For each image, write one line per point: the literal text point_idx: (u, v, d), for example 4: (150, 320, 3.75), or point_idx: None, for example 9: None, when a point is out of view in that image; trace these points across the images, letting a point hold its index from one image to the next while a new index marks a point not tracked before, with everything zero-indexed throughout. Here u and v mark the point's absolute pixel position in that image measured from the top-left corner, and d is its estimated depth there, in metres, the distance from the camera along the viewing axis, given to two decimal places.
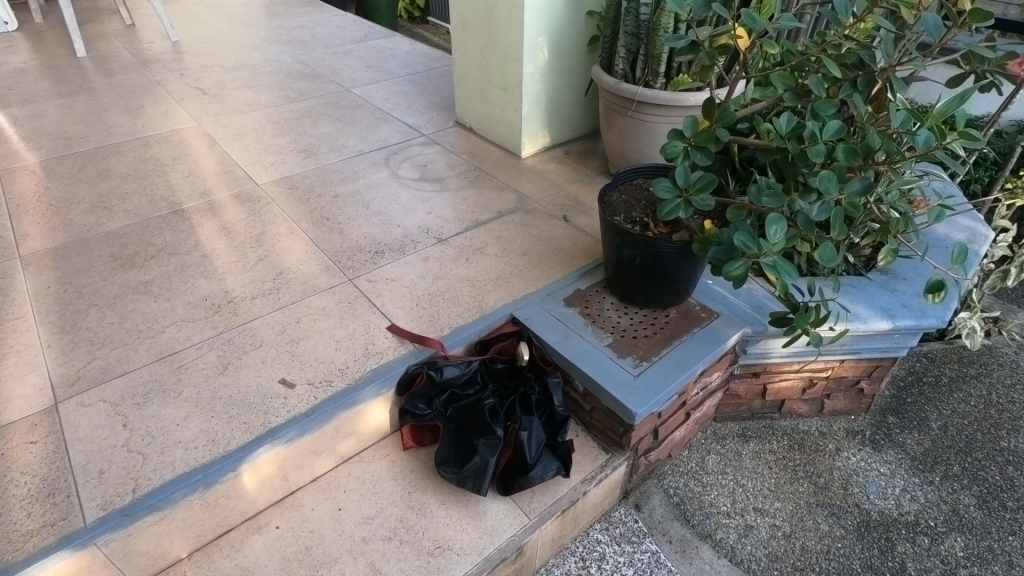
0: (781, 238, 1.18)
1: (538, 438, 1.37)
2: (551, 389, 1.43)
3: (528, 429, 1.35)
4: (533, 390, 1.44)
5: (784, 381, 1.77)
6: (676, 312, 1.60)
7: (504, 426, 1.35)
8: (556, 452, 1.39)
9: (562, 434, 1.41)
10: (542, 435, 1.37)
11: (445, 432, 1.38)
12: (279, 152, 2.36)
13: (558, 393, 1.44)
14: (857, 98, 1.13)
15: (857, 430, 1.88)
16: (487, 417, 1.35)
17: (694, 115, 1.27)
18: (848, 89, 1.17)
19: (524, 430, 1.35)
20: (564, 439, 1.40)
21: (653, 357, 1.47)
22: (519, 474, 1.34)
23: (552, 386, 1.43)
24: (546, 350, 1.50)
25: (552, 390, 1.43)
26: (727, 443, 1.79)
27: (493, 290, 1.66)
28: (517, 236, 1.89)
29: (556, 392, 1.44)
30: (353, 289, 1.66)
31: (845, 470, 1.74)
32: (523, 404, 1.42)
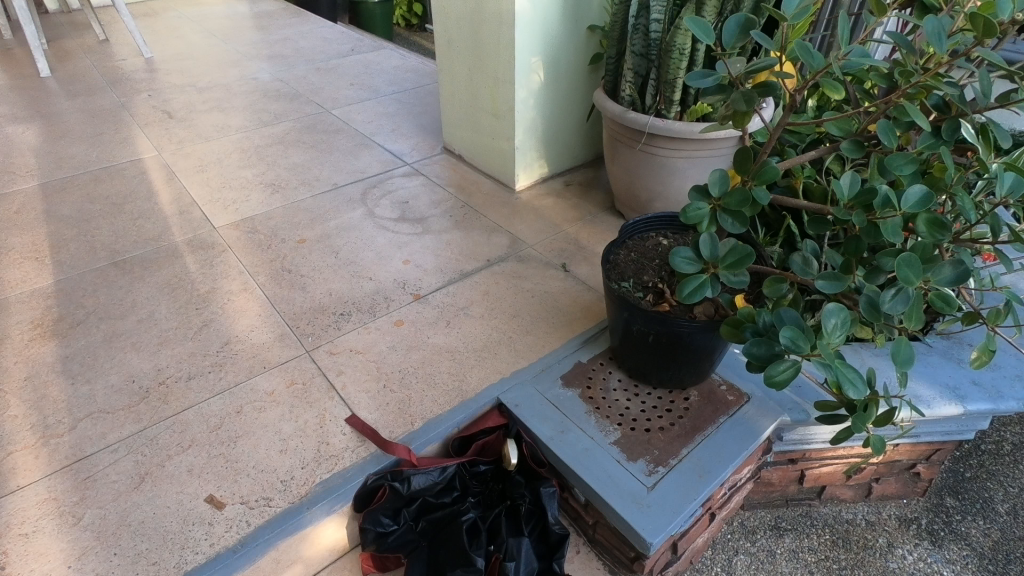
0: (842, 334, 0.89)
1: (527, 567, 1.11)
2: (544, 500, 1.17)
3: (515, 561, 1.09)
4: (522, 500, 1.18)
5: (826, 466, 1.48)
6: (696, 395, 1.32)
7: (486, 556, 1.10)
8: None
9: (558, 557, 1.14)
10: (532, 564, 1.12)
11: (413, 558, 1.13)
12: (243, 188, 2.10)
13: (554, 503, 1.18)
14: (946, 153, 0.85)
15: (910, 518, 1.59)
16: (465, 542, 1.10)
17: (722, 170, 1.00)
18: (928, 138, 0.89)
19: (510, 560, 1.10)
20: (560, 565, 1.14)
21: (670, 460, 1.18)
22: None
23: (545, 496, 1.17)
24: (539, 447, 1.24)
25: (547, 502, 1.17)
26: (757, 539, 1.51)
27: (477, 366, 1.39)
28: (506, 292, 1.62)
29: (549, 503, 1.17)
30: (310, 365, 1.40)
31: (900, 575, 1.46)
32: (510, 519, 1.17)
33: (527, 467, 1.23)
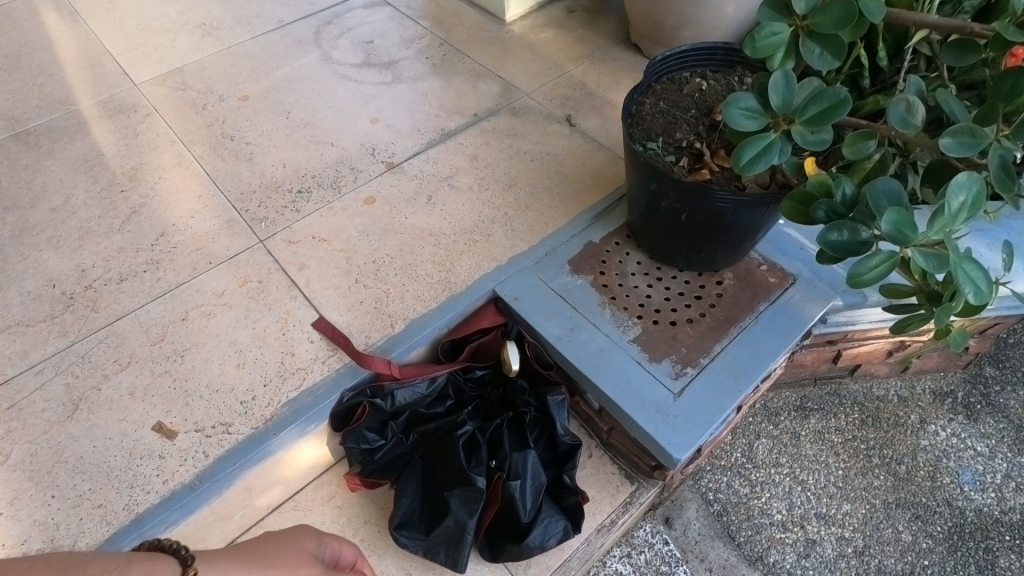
0: (968, 218, 0.65)
1: (534, 483, 0.97)
2: (552, 407, 1.01)
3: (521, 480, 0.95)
4: (525, 408, 1.02)
5: (866, 346, 1.32)
6: (731, 278, 1.10)
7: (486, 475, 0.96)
8: (559, 501, 0.99)
9: (568, 470, 1.00)
10: (540, 482, 0.97)
11: (405, 476, 0.99)
12: (166, 30, 1.68)
13: (563, 410, 1.02)
14: None
15: (946, 392, 1.47)
16: (461, 461, 0.95)
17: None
18: None
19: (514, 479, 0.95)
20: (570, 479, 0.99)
21: (700, 360, 1.00)
22: (509, 545, 0.95)
23: (553, 403, 1.01)
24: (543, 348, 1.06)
25: (556, 410, 1.01)
26: (780, 422, 1.39)
27: (467, 252, 1.16)
28: (498, 156, 1.32)
29: (559, 410, 1.02)
30: (266, 258, 1.16)
31: (931, 453, 1.36)
32: (513, 430, 1.01)
33: (530, 370, 1.07)
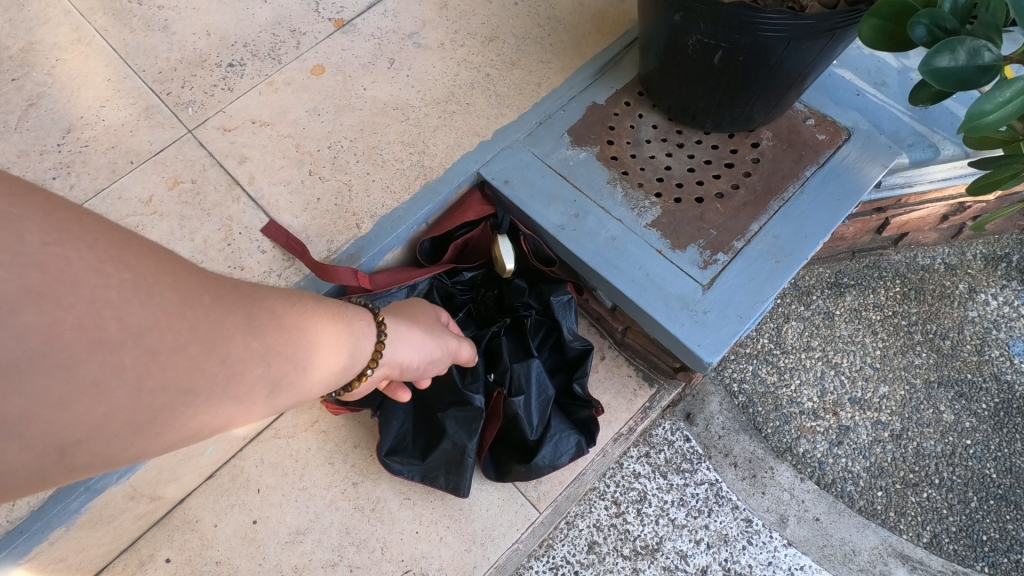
0: None
1: (540, 397, 0.84)
2: (560, 309, 0.85)
3: (524, 395, 0.82)
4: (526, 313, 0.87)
5: (919, 211, 1.13)
6: (769, 139, 0.89)
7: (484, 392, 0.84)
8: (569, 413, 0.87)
9: (581, 377, 0.86)
10: (548, 395, 0.84)
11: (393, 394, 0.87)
12: None
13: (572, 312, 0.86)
14: None
15: (1000, 256, 1.30)
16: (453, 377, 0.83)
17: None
18: None
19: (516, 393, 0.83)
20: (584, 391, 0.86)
21: (732, 243, 0.82)
22: (515, 464, 0.85)
23: (559, 305, 0.85)
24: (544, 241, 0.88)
25: (568, 310, 0.86)
26: (812, 302, 1.24)
27: (443, 128, 0.94)
28: (473, 1, 1.05)
29: (569, 313, 0.86)
30: (199, 152, 0.95)
31: (979, 325, 1.23)
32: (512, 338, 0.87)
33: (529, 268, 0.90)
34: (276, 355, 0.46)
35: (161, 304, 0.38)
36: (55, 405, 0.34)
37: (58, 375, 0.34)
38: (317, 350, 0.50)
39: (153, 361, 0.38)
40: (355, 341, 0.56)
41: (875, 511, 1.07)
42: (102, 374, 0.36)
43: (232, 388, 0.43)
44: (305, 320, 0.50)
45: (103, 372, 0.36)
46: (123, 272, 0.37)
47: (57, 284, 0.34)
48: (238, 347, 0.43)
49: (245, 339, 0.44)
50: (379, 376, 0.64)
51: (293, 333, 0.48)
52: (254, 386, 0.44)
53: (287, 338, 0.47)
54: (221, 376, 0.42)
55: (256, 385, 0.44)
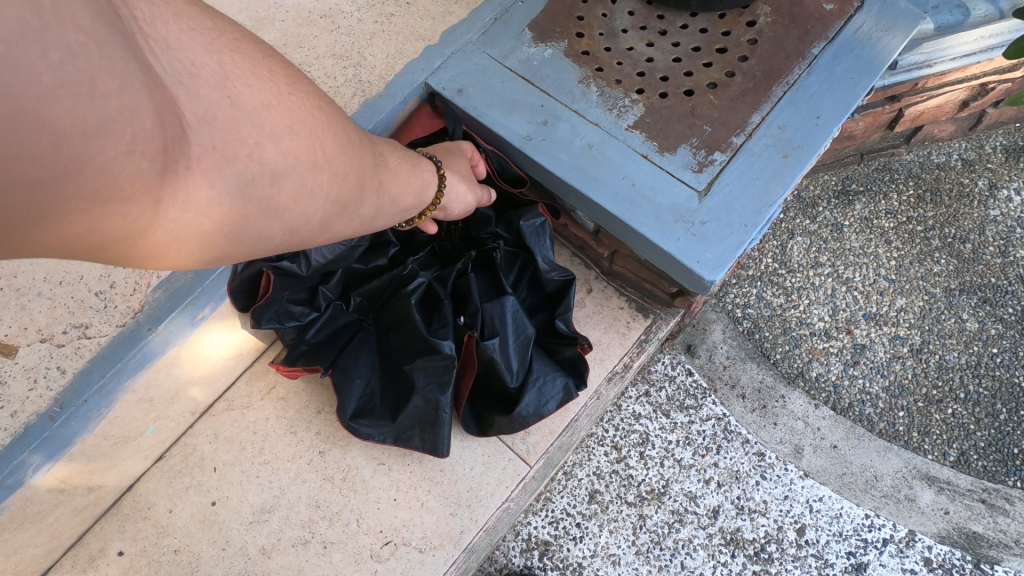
0: None
1: (520, 337, 0.72)
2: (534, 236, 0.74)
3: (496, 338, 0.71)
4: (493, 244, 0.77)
5: (937, 98, 1.00)
6: (768, 15, 0.75)
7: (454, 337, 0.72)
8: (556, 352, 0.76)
9: (563, 311, 0.75)
10: (528, 335, 0.73)
11: (352, 350, 0.76)
12: None
13: (546, 236, 0.75)
14: None
15: (1022, 146, 1.17)
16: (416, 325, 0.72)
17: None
18: None
19: (489, 336, 0.71)
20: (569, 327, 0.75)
21: (730, 139, 0.69)
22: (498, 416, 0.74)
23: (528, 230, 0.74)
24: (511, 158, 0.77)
25: (543, 237, 0.75)
26: (818, 215, 1.12)
27: (381, 36, 0.79)
28: None
29: (542, 240, 0.75)
30: None
31: (1002, 224, 1.12)
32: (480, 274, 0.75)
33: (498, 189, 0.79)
34: (410, 196, 0.60)
35: (347, 142, 0.50)
36: (301, 202, 0.46)
37: (313, 182, 0.46)
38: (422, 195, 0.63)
39: (341, 180, 0.49)
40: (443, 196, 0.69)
41: (897, 433, 0.98)
42: (320, 187, 0.47)
43: (386, 211, 0.57)
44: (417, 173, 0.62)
45: (325, 187, 0.47)
46: (322, 112, 0.47)
47: (300, 120, 0.45)
48: (384, 183, 0.55)
49: (386, 183, 0.55)
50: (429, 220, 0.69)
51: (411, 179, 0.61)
52: (387, 211, 0.58)
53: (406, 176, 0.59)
54: (383, 204, 0.56)
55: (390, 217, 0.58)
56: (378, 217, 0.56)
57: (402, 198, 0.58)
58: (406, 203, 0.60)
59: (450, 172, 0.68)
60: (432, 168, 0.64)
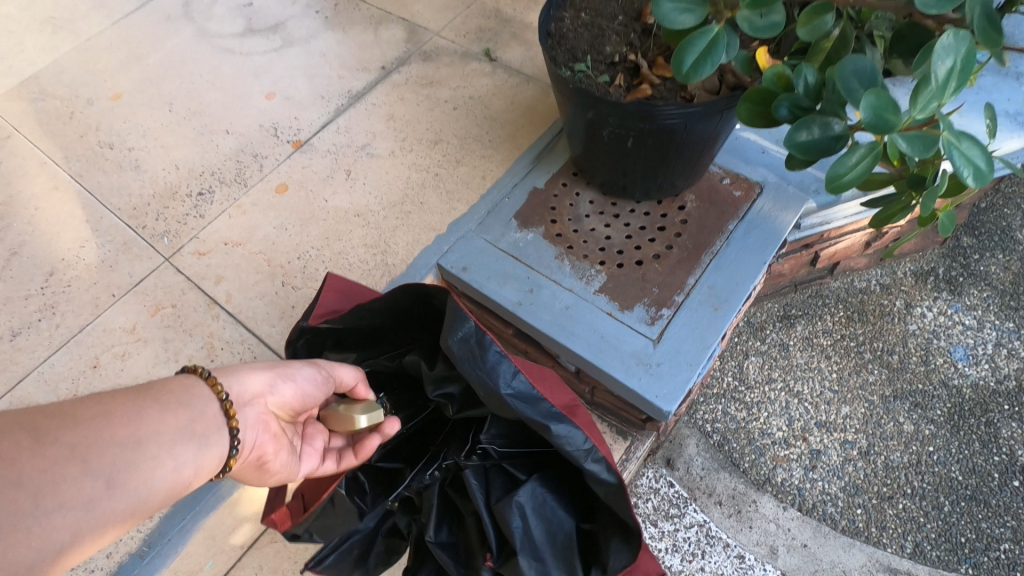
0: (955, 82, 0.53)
1: (549, 524, 0.65)
2: (484, 376, 0.60)
3: (520, 556, 0.63)
4: (478, 450, 0.69)
5: (843, 242, 1.25)
6: (693, 201, 1.00)
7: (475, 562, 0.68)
8: (594, 525, 0.67)
9: (587, 452, 0.61)
10: (565, 530, 0.66)
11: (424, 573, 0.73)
12: (9, 32, 1.44)
13: (507, 365, 0.60)
14: None
15: (927, 271, 1.42)
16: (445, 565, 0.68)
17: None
18: None
19: (510, 554, 0.64)
20: (602, 466, 0.61)
21: (674, 297, 0.91)
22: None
23: (460, 348, 0.59)
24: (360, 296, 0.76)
25: (487, 360, 0.60)
26: (767, 336, 1.33)
27: (402, 228, 1.03)
28: (416, 111, 1.17)
29: (515, 376, 0.61)
30: (176, 277, 1.02)
31: (920, 337, 1.33)
32: (485, 468, 0.68)
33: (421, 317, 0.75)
34: (166, 417, 0.53)
35: None
36: None
37: None
38: (158, 439, 0.51)
39: None
40: (205, 423, 0.55)
41: (858, 529, 1.11)
42: None
43: (144, 448, 0.50)
44: (141, 417, 0.51)
45: None
46: None
47: None
48: (96, 436, 0.48)
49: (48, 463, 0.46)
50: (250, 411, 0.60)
51: (122, 430, 0.50)
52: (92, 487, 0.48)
53: (106, 433, 0.49)
54: (126, 448, 0.49)
55: (160, 461, 0.51)
56: (138, 459, 0.50)
57: (141, 435, 0.50)
58: (176, 421, 0.53)
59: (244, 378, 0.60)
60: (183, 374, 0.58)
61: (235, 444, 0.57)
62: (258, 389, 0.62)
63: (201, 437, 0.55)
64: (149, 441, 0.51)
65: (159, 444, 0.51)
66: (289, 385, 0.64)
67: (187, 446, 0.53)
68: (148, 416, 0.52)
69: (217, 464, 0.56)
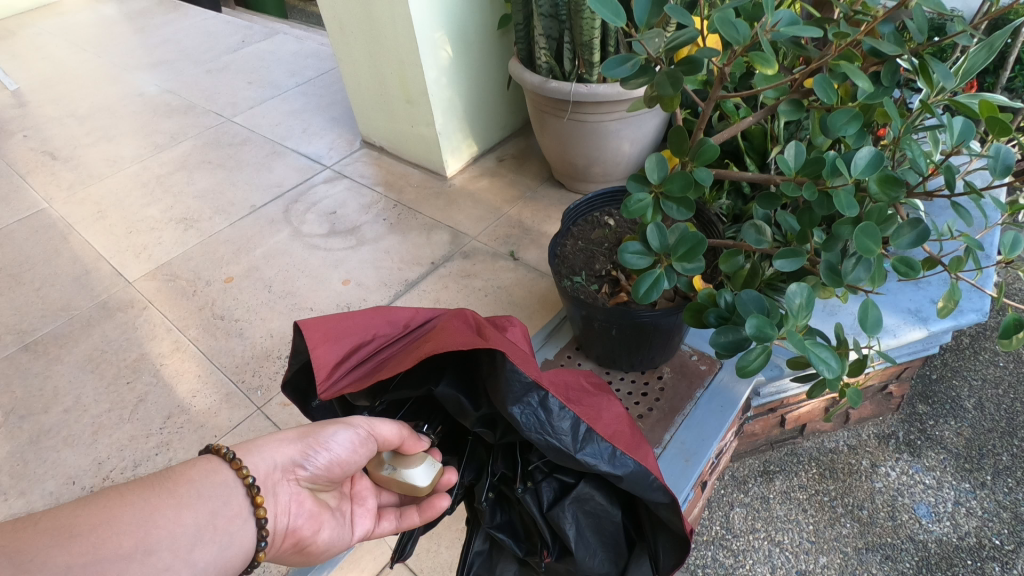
0: (802, 308, 0.85)
1: (591, 516, 0.79)
2: (549, 437, 0.69)
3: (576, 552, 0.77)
4: (530, 469, 0.79)
5: (804, 407, 1.49)
6: (669, 372, 1.29)
7: (532, 537, 0.83)
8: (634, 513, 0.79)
9: (650, 483, 0.70)
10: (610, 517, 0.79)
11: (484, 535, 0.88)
12: (152, 229, 1.91)
13: (570, 429, 0.70)
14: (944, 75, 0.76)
15: (888, 434, 1.63)
16: (508, 541, 0.83)
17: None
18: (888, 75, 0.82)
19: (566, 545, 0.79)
20: (661, 494, 0.70)
21: (654, 449, 1.16)
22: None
23: (525, 417, 0.68)
24: (347, 330, 0.83)
25: (552, 424, 0.69)
26: (749, 489, 1.53)
27: None
28: (457, 296, 1.53)
29: (581, 440, 0.70)
30: (264, 422, 1.31)
31: (886, 493, 1.50)
32: (534, 484, 0.78)
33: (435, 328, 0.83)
34: (184, 519, 0.63)
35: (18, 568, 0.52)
36: None
37: None
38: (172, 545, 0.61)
39: None
40: (213, 523, 0.65)
41: None
42: None
43: (155, 556, 0.59)
44: (156, 526, 0.61)
45: None
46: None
47: None
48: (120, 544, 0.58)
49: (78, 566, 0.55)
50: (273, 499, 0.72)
51: (136, 535, 0.59)
52: None
53: (121, 541, 0.58)
54: (136, 557, 0.58)
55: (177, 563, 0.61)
56: (151, 567, 0.59)
57: (154, 544, 0.60)
58: (193, 522, 0.63)
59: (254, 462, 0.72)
60: (209, 464, 0.69)
61: (261, 532, 0.70)
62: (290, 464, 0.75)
63: (218, 534, 0.65)
64: (161, 549, 0.60)
65: (173, 552, 0.61)
66: (322, 455, 0.76)
67: (203, 547, 0.63)
68: (164, 520, 0.61)
69: (237, 562, 0.67)
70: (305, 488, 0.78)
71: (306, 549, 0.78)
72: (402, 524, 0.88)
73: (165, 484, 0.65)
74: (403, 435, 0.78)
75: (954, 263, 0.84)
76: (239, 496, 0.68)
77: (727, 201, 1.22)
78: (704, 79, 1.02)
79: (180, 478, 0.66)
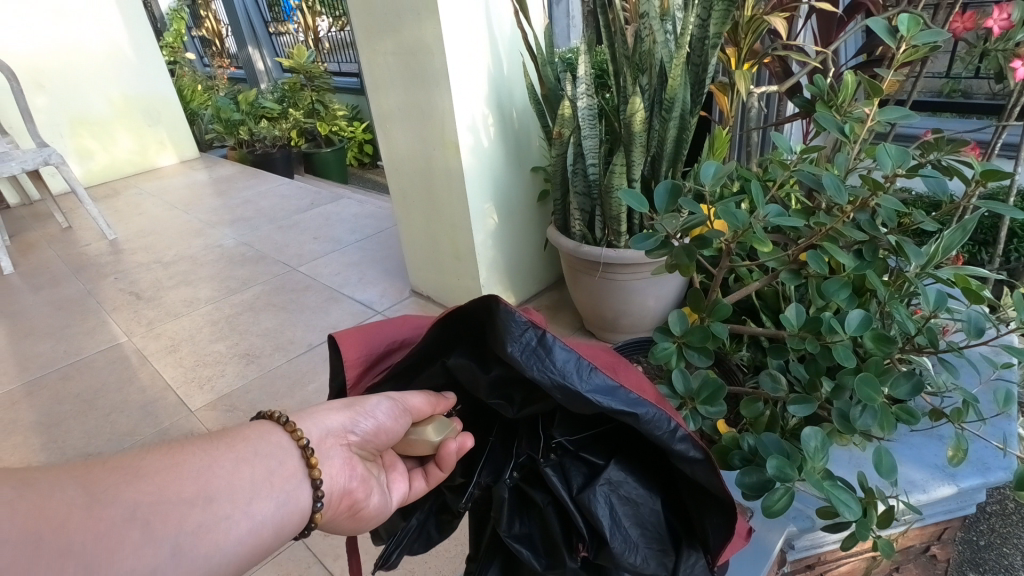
0: (816, 450, 0.94)
1: (625, 506, 0.67)
2: (554, 376, 0.58)
3: (612, 542, 0.64)
4: (552, 444, 0.71)
5: (844, 563, 1.40)
6: None
7: (562, 542, 0.70)
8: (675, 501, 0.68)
9: (672, 433, 0.61)
10: (645, 508, 0.67)
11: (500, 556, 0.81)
12: (218, 363, 2.10)
13: (575, 366, 0.59)
14: (911, 252, 0.93)
15: None
16: (531, 551, 0.71)
17: (717, 164, 1.06)
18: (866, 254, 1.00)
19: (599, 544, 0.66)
20: (690, 447, 0.61)
21: None
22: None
23: (523, 356, 0.58)
24: (377, 334, 0.79)
25: (556, 362, 0.59)
26: None
27: None
28: None
29: (588, 376, 0.59)
30: (305, 552, 1.39)
31: None
32: (557, 461, 0.70)
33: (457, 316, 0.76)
34: (243, 472, 0.63)
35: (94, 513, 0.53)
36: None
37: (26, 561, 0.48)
38: (233, 499, 0.60)
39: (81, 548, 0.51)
40: (270, 481, 0.64)
41: None
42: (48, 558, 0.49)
43: (215, 505, 0.59)
44: (218, 478, 0.61)
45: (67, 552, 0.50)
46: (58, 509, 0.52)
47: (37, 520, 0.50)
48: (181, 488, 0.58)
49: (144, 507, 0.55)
50: (326, 461, 0.71)
51: (199, 483, 0.59)
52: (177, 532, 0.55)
53: (182, 485, 0.58)
54: (198, 505, 0.58)
55: (237, 517, 0.60)
56: (212, 515, 0.58)
57: (213, 493, 0.59)
58: (251, 477, 0.63)
59: (304, 426, 0.71)
60: (262, 427, 0.68)
61: (318, 492, 0.68)
62: (339, 427, 0.74)
63: (278, 491, 0.64)
64: (221, 499, 0.60)
65: (233, 502, 0.60)
66: (370, 421, 0.74)
67: (263, 503, 0.63)
68: (224, 470, 0.61)
69: (294, 522, 0.66)
70: (355, 453, 0.76)
71: (358, 514, 0.77)
72: (431, 480, 0.83)
73: (222, 438, 0.65)
74: (432, 402, 0.77)
75: (956, 414, 0.93)
76: (294, 456, 0.67)
77: (746, 353, 1.34)
78: (717, 250, 1.21)
79: (237, 434, 0.67)
